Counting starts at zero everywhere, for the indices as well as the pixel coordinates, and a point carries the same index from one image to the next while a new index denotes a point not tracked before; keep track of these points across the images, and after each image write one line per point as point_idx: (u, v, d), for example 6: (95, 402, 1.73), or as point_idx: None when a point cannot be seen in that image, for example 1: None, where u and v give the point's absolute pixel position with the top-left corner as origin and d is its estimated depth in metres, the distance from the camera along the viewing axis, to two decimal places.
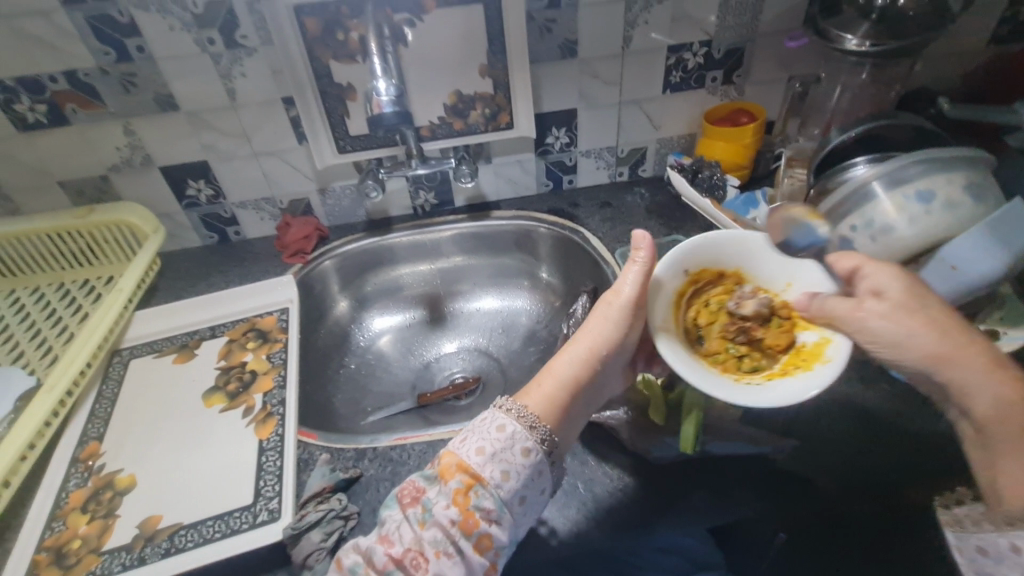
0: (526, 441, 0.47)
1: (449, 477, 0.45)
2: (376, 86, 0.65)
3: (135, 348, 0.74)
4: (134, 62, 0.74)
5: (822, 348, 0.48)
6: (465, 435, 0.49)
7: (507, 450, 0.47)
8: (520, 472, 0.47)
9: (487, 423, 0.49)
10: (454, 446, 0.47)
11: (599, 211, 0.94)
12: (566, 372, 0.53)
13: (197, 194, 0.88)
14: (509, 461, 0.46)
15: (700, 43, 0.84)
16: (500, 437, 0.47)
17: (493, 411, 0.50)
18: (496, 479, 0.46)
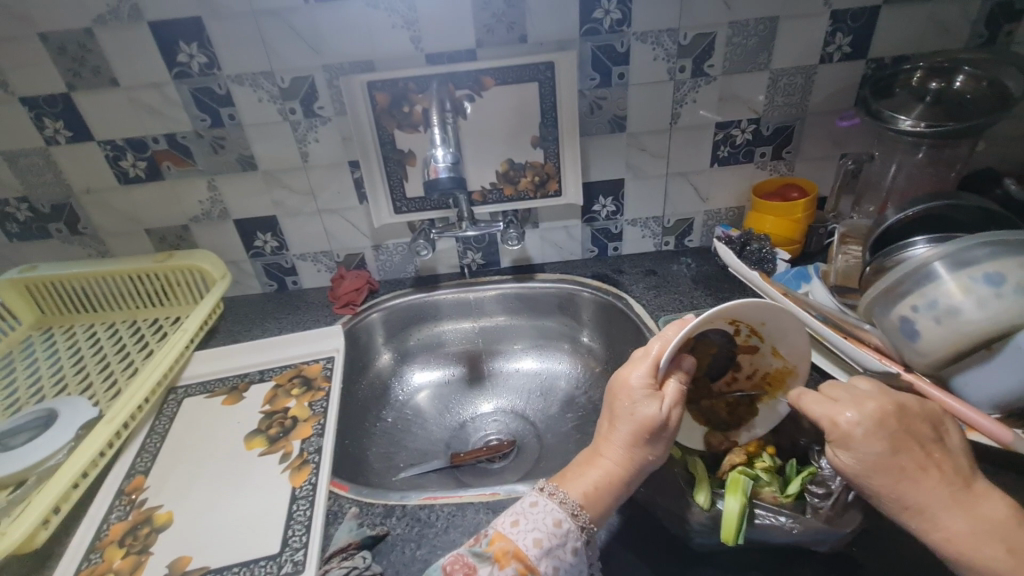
0: (577, 540, 0.48)
1: (505, 563, 0.46)
2: (434, 154, 0.70)
3: (189, 387, 0.78)
4: (225, 127, 0.83)
5: (784, 376, 0.58)
6: (516, 518, 0.49)
7: (560, 547, 0.47)
8: (570, 570, 0.47)
9: (539, 511, 0.49)
10: (508, 532, 0.48)
11: (643, 279, 0.94)
12: (608, 471, 0.51)
13: (263, 245, 0.95)
14: (560, 558, 0.47)
15: (748, 121, 0.86)
16: (557, 532, 0.48)
17: (545, 500, 0.49)
18: (548, 574, 0.46)
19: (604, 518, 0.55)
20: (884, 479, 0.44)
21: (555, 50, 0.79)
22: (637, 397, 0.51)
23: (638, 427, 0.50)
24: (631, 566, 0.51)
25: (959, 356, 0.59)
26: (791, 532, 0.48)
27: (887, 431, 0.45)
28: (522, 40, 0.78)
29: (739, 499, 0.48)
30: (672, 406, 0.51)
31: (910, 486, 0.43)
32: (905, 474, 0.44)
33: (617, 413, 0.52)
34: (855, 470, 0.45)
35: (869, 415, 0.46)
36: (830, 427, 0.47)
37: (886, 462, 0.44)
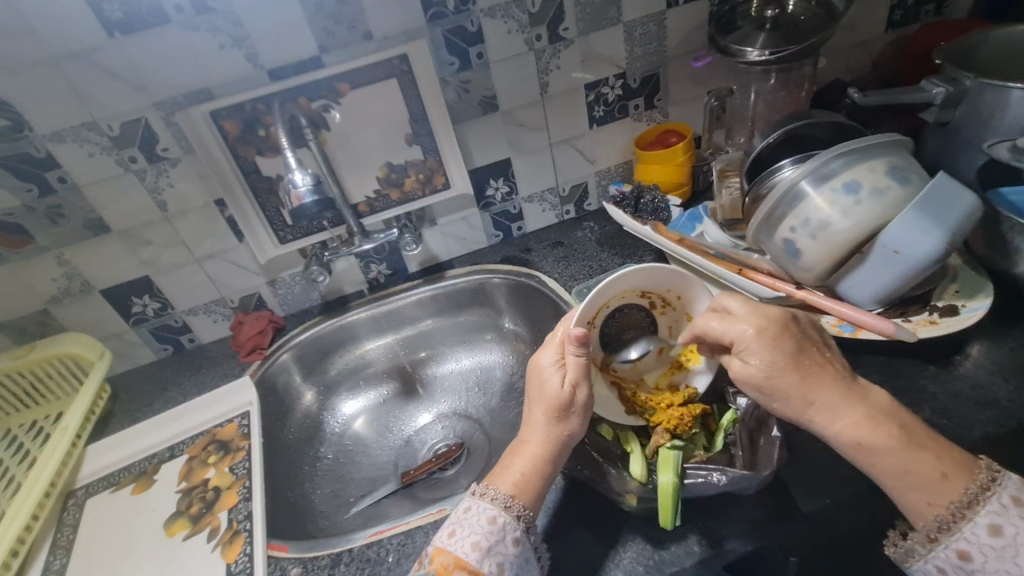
0: (515, 531, 0.47)
1: None
2: (292, 178, 0.66)
3: (89, 486, 0.70)
4: (58, 193, 0.73)
5: None
6: (452, 528, 0.48)
7: (500, 542, 0.46)
8: (516, 563, 0.46)
9: (473, 514, 0.48)
10: (445, 544, 0.46)
11: (551, 252, 0.94)
12: (531, 454, 0.51)
13: (143, 310, 0.86)
14: (503, 553, 0.46)
15: (615, 76, 0.87)
16: (493, 530, 0.46)
17: (477, 502, 0.48)
18: (494, 573, 0.45)
19: (553, 504, 0.55)
20: (788, 375, 0.47)
21: (404, 41, 0.75)
22: (545, 374, 0.53)
23: (547, 404, 0.52)
24: (586, 546, 0.51)
25: (839, 264, 0.62)
26: (719, 485, 0.48)
27: (788, 334, 0.49)
28: (367, 36, 0.74)
29: (671, 472, 0.48)
30: (576, 376, 0.52)
31: (808, 377, 0.47)
32: (804, 369, 0.47)
33: (532, 396, 0.54)
34: (760, 376, 0.48)
35: (771, 323, 0.49)
36: (738, 337, 0.50)
37: (791, 359, 0.47)
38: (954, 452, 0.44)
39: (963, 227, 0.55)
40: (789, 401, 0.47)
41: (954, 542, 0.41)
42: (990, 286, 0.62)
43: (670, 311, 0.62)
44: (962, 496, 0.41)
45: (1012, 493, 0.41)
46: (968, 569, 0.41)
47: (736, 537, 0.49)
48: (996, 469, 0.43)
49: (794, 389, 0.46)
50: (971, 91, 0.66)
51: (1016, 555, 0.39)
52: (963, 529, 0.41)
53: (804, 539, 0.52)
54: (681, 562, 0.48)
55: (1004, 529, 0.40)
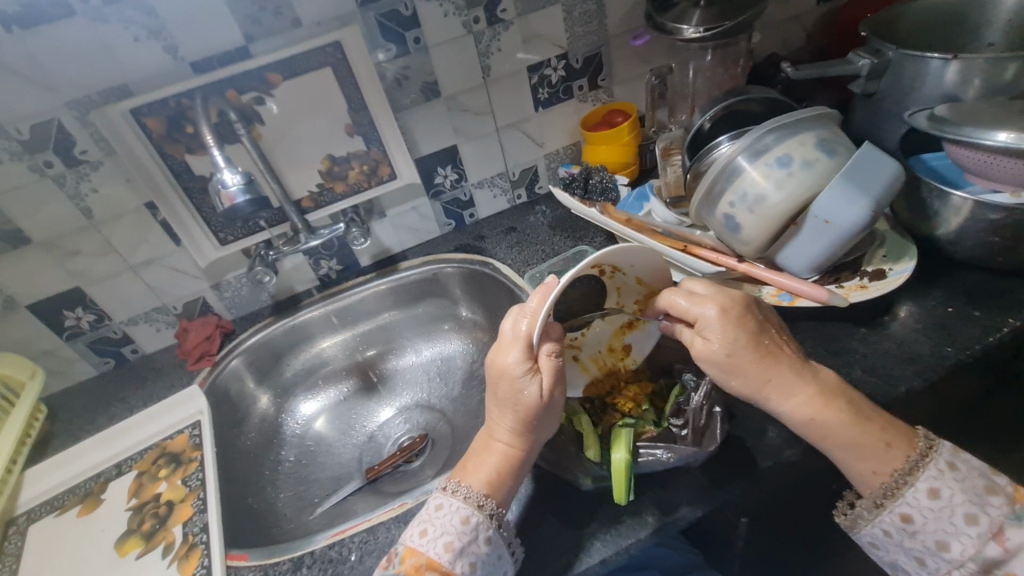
0: (488, 530, 0.47)
1: None
2: (222, 177, 0.63)
3: (31, 512, 0.66)
4: None
5: (653, 300, 0.57)
6: (424, 527, 0.48)
7: (473, 542, 0.46)
8: (488, 561, 0.47)
9: (446, 513, 0.47)
10: (416, 545, 0.46)
11: (504, 238, 0.93)
12: (503, 456, 0.51)
13: (77, 323, 0.81)
14: (475, 552, 0.46)
15: (557, 57, 0.86)
16: (466, 529, 0.46)
17: (450, 500, 0.48)
18: (466, 573, 0.45)
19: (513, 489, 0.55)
20: (749, 353, 0.47)
21: (336, 28, 0.72)
22: (517, 382, 0.49)
23: (523, 412, 0.49)
24: (546, 527, 0.52)
25: (777, 236, 0.64)
26: (667, 462, 0.49)
27: (749, 315, 0.49)
28: (296, 24, 0.70)
29: (624, 449, 0.48)
30: (551, 385, 0.50)
31: (768, 356, 0.47)
32: (762, 349, 0.47)
33: (502, 399, 0.51)
34: (722, 353, 0.47)
35: (733, 302, 0.50)
36: (700, 317, 0.49)
37: (751, 336, 0.48)
38: (893, 423, 0.47)
39: (887, 195, 0.58)
40: (747, 377, 0.47)
41: (897, 508, 0.44)
42: (914, 249, 0.66)
43: (619, 275, 0.54)
44: (904, 464, 0.44)
45: (949, 460, 0.44)
46: (911, 531, 0.44)
47: (687, 505, 0.51)
48: (932, 438, 0.46)
49: (753, 366, 0.47)
50: (893, 62, 0.69)
51: (952, 515, 0.43)
52: (905, 494, 0.44)
53: (751, 501, 0.55)
54: (637, 534, 0.50)
55: (941, 492, 0.43)
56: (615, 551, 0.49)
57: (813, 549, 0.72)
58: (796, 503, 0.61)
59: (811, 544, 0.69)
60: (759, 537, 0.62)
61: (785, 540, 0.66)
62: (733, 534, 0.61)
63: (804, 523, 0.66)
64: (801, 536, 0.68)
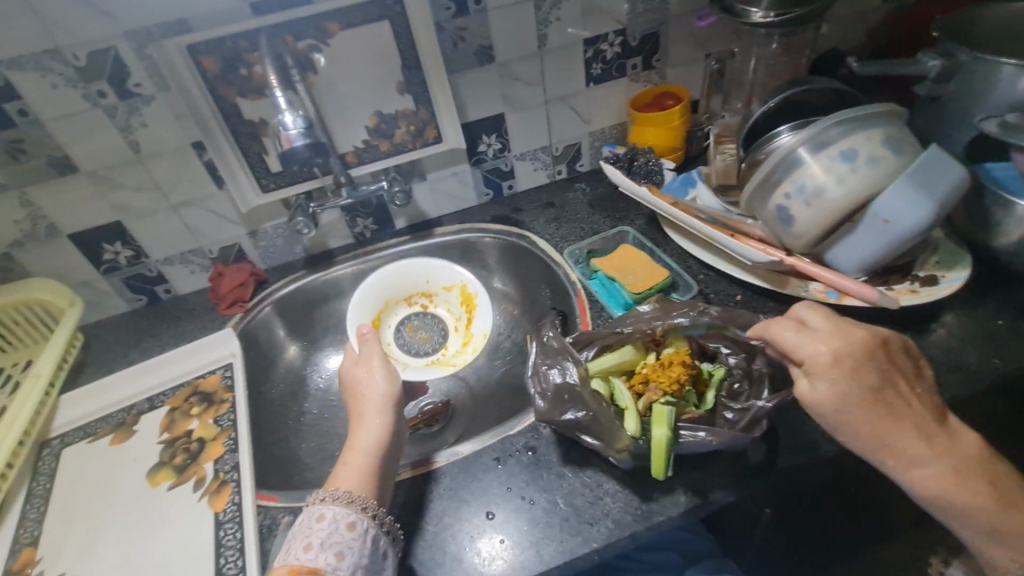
0: (347, 517, 0.48)
1: None
2: (283, 120, 0.63)
3: (64, 435, 0.67)
4: (19, 127, 0.68)
5: None
6: (289, 542, 0.49)
7: (334, 534, 0.47)
8: (357, 547, 0.47)
9: (309, 520, 0.49)
10: (280, 558, 0.47)
11: (543, 213, 0.92)
12: (360, 452, 0.54)
13: (115, 258, 0.82)
14: (340, 543, 0.47)
15: (615, 33, 0.85)
16: (321, 524, 0.48)
17: (316, 506, 0.49)
18: (332, 563, 0.46)
19: (545, 457, 0.56)
20: (863, 412, 0.45)
21: None
22: (367, 377, 0.61)
23: (376, 401, 0.59)
24: (578, 496, 0.52)
25: (830, 232, 0.63)
26: (710, 444, 0.48)
27: (872, 363, 0.46)
28: None
29: (665, 425, 0.47)
30: (387, 367, 0.62)
31: (890, 418, 0.45)
32: (883, 409, 0.45)
33: (356, 404, 0.59)
34: (828, 409, 0.46)
35: (852, 349, 0.46)
36: (804, 364, 0.47)
37: (870, 394, 0.45)
38: None
39: (952, 198, 0.56)
40: (862, 439, 0.45)
41: None
42: (968, 259, 0.65)
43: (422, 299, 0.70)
44: None
45: None
46: None
47: (721, 488, 0.51)
48: None
49: (866, 426, 0.45)
50: (966, 65, 0.67)
51: None
52: None
53: (781, 491, 0.55)
54: (668, 512, 0.50)
55: None
56: (645, 526, 0.49)
57: (825, 547, 0.72)
58: (822, 499, 0.61)
59: (825, 541, 0.70)
60: (778, 529, 0.62)
61: (803, 534, 0.67)
62: (755, 522, 0.61)
63: (823, 521, 0.66)
64: (819, 533, 0.68)
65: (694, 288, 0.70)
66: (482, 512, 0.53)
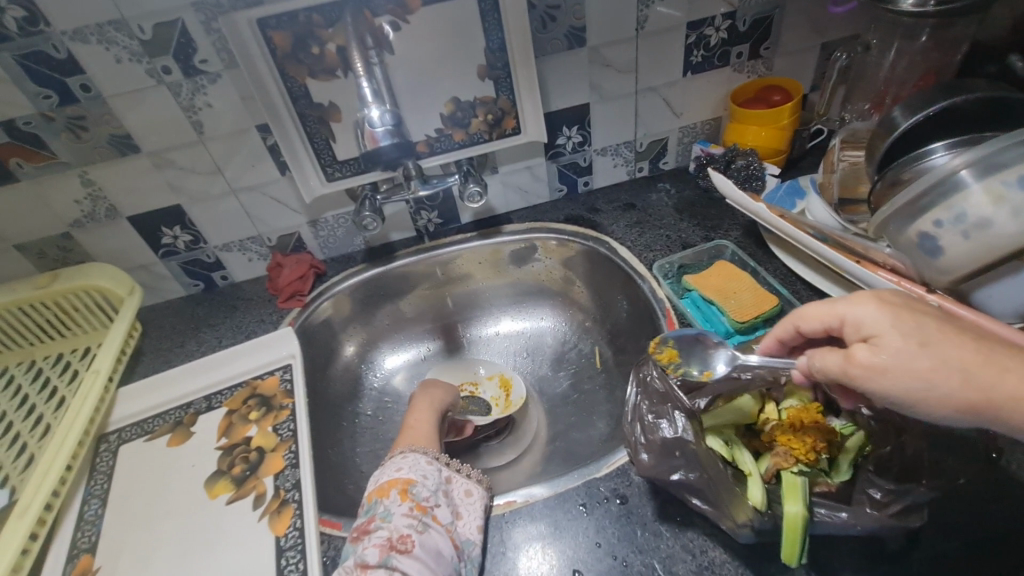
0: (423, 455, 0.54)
1: (388, 493, 0.50)
2: (369, 115, 0.56)
3: (122, 431, 0.65)
4: (81, 103, 0.64)
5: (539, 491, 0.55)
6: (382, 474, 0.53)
7: (416, 464, 0.53)
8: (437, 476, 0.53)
9: (399, 461, 0.53)
10: (379, 479, 0.52)
11: (622, 215, 0.84)
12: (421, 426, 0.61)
13: (174, 242, 0.78)
14: (423, 469, 0.53)
15: (723, 16, 0.74)
16: (402, 461, 0.53)
17: (399, 462, 0.53)
18: (422, 481, 0.51)
19: (637, 510, 0.50)
20: (953, 344, 0.36)
21: None
22: (439, 389, 0.71)
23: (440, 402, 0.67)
24: (678, 563, 0.46)
25: (987, 270, 0.53)
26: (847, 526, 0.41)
27: (922, 306, 0.40)
28: None
29: (801, 501, 0.40)
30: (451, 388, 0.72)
31: (984, 346, 0.36)
32: (971, 338, 0.37)
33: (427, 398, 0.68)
34: (912, 347, 0.36)
35: (892, 297, 0.41)
36: (857, 319, 0.40)
37: (945, 326, 0.38)
38: None
39: None
40: (972, 379, 0.35)
41: None
42: None
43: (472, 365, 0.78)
44: None
45: None
46: None
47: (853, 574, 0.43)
48: None
49: (967, 356, 0.36)
50: None
51: None
52: None
53: None
54: None
55: None
56: None
57: None
58: None
59: None
60: None
61: None
62: None
63: None
64: None
65: None
66: (568, 571, 0.47)
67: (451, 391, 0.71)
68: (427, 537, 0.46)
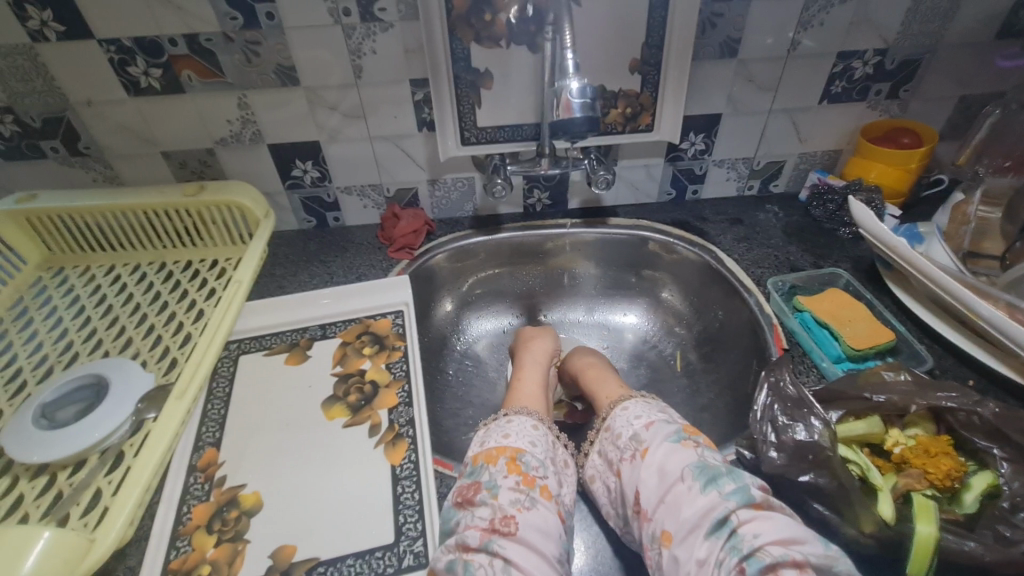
0: (531, 420, 0.54)
1: (494, 461, 0.49)
2: (570, 84, 0.57)
3: (242, 343, 0.68)
4: (261, 30, 0.67)
5: None
6: (480, 442, 0.53)
7: (522, 428, 0.53)
8: (541, 439, 0.52)
9: (511, 424, 0.53)
10: (481, 447, 0.51)
11: (729, 229, 0.85)
12: (527, 376, 0.65)
13: (302, 176, 0.82)
14: (530, 434, 0.52)
15: (874, 52, 0.75)
16: (510, 436, 0.52)
17: (508, 419, 0.54)
18: (528, 448, 0.50)
19: None
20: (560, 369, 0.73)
21: None
22: (540, 338, 0.74)
23: (541, 354, 0.71)
24: None
25: None
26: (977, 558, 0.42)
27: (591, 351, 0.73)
28: None
29: (933, 523, 0.42)
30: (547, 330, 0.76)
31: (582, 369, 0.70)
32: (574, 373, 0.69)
33: (529, 348, 0.72)
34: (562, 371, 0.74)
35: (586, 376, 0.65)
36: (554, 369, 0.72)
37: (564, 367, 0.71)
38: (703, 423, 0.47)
39: None
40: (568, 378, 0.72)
41: None
42: None
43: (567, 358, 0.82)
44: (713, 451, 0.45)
45: None
46: None
47: None
48: None
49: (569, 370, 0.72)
50: None
51: None
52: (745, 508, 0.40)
53: None
54: None
55: None
56: None
57: None
58: None
59: None
60: None
61: None
62: None
63: None
64: None
65: (924, 360, 0.61)
66: None
67: (551, 340, 0.74)
68: (532, 514, 0.45)
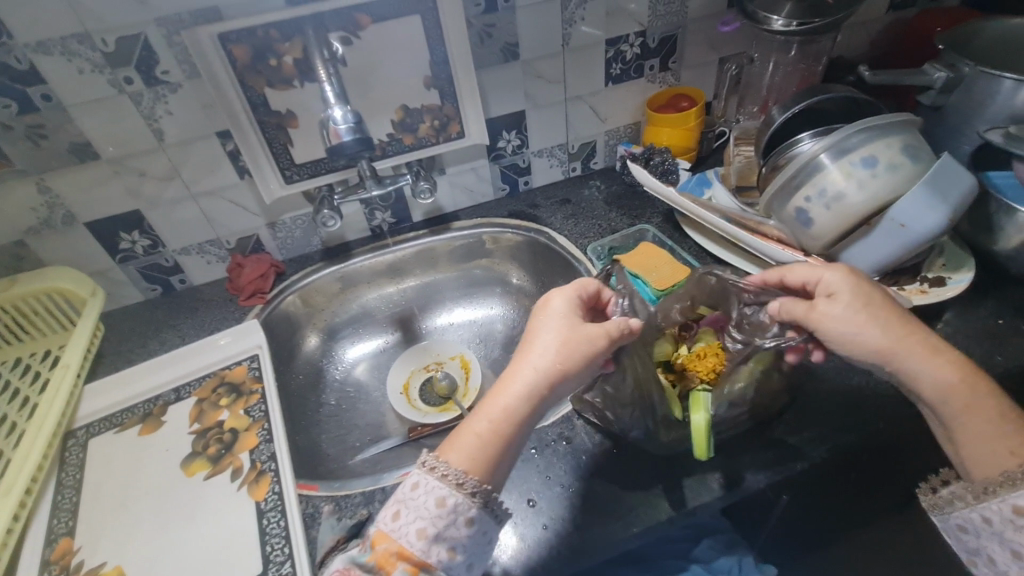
0: (468, 511, 0.45)
1: (390, 567, 0.43)
2: (332, 115, 0.64)
3: (90, 426, 0.66)
4: (41, 112, 0.66)
5: None
6: (397, 509, 0.46)
7: (450, 526, 0.44)
8: (468, 543, 0.45)
9: (421, 494, 0.45)
10: (391, 531, 0.44)
11: (559, 209, 0.94)
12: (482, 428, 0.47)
13: (132, 247, 0.81)
14: (453, 536, 0.44)
15: (635, 34, 0.86)
16: (441, 513, 0.44)
17: (426, 479, 0.46)
18: (442, 559, 0.43)
19: (581, 444, 0.58)
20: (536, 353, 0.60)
21: None
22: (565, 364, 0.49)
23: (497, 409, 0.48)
24: (615, 485, 0.54)
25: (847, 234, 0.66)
26: None
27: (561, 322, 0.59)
28: None
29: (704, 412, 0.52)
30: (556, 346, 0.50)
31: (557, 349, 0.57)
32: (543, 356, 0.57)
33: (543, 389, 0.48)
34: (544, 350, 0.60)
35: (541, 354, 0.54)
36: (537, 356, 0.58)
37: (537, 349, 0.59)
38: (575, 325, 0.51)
39: (962, 207, 0.60)
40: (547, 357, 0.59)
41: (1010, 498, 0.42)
42: (972, 261, 0.69)
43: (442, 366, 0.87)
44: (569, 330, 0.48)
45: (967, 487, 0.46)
46: None
47: (751, 475, 0.54)
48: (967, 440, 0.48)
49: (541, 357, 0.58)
50: (967, 78, 0.68)
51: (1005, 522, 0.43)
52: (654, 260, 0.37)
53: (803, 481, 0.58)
54: (702, 497, 0.53)
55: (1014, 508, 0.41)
56: (680, 510, 0.52)
57: (834, 535, 0.76)
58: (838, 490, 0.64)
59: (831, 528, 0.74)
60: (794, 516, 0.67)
61: (815, 519, 0.70)
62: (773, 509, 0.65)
63: (837, 509, 0.69)
64: (829, 520, 0.72)
65: None
66: (525, 501, 0.54)
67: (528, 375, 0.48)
68: None
